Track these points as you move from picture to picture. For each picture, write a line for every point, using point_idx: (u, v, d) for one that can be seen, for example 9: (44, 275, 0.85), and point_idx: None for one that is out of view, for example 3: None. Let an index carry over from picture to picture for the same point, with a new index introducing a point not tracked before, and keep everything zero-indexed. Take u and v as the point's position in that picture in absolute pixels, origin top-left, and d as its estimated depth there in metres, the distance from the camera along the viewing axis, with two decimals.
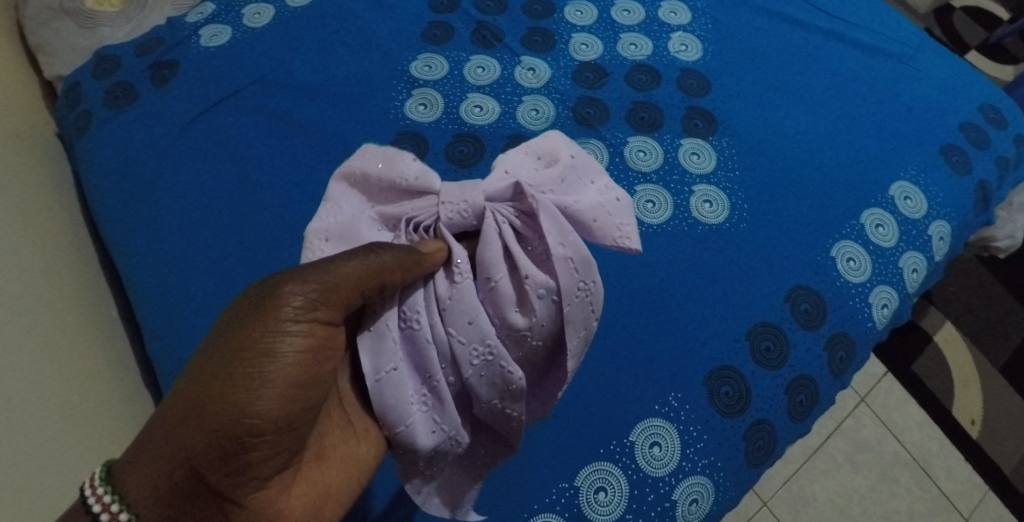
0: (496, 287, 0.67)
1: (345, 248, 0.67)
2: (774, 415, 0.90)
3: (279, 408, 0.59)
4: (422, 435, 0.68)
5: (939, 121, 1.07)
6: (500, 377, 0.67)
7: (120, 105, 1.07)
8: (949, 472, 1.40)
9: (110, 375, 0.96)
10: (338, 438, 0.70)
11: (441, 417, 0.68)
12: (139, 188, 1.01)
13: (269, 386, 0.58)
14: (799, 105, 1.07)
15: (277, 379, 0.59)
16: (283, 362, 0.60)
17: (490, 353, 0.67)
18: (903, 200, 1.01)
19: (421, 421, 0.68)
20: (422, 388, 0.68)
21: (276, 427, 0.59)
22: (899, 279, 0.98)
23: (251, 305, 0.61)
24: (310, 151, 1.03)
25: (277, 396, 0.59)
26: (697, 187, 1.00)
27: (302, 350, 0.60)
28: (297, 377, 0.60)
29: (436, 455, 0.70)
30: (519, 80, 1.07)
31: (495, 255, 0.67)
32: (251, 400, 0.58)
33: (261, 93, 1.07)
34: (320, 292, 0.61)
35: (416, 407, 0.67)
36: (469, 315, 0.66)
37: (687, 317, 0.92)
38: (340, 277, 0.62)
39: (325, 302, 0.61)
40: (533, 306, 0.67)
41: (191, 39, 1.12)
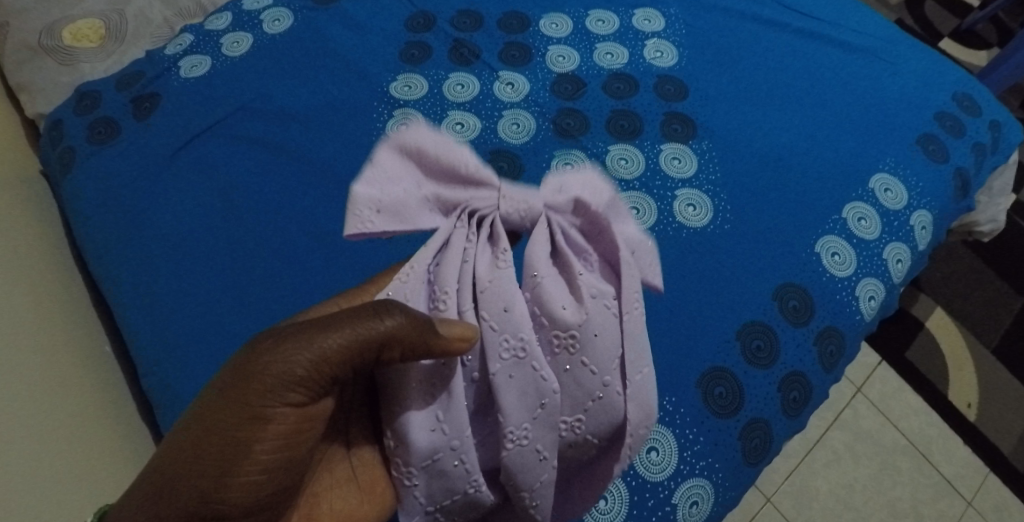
0: (540, 283, 0.70)
1: (397, 224, 0.69)
2: (769, 413, 0.91)
3: (254, 492, 0.66)
4: (418, 431, 0.70)
5: (914, 112, 1.09)
6: (530, 382, 0.69)
7: (104, 140, 1.08)
8: (949, 457, 1.41)
9: (109, 413, 0.97)
10: (334, 496, 0.77)
11: (447, 415, 0.69)
12: (128, 223, 1.02)
13: (238, 476, 0.64)
14: (776, 104, 1.08)
15: (254, 463, 0.65)
16: (258, 449, 0.65)
17: (521, 349, 0.68)
18: (883, 192, 1.02)
19: (424, 412, 0.70)
20: (435, 379, 0.70)
21: (242, 510, 0.66)
22: (884, 271, 1.00)
23: (235, 382, 0.65)
24: (295, 177, 1.04)
25: (243, 485, 0.65)
26: (680, 191, 1.01)
27: (279, 436, 0.66)
28: (274, 461, 0.66)
29: (432, 463, 0.71)
30: (498, 94, 1.08)
31: (543, 255, 0.70)
32: (219, 487, 0.64)
33: (243, 122, 1.08)
34: (298, 376, 0.65)
35: (424, 398, 0.70)
36: (504, 302, 0.68)
37: (678, 321, 0.92)
38: (319, 359, 0.65)
39: (303, 385, 0.65)
40: (585, 303, 0.69)
41: (171, 71, 1.12)
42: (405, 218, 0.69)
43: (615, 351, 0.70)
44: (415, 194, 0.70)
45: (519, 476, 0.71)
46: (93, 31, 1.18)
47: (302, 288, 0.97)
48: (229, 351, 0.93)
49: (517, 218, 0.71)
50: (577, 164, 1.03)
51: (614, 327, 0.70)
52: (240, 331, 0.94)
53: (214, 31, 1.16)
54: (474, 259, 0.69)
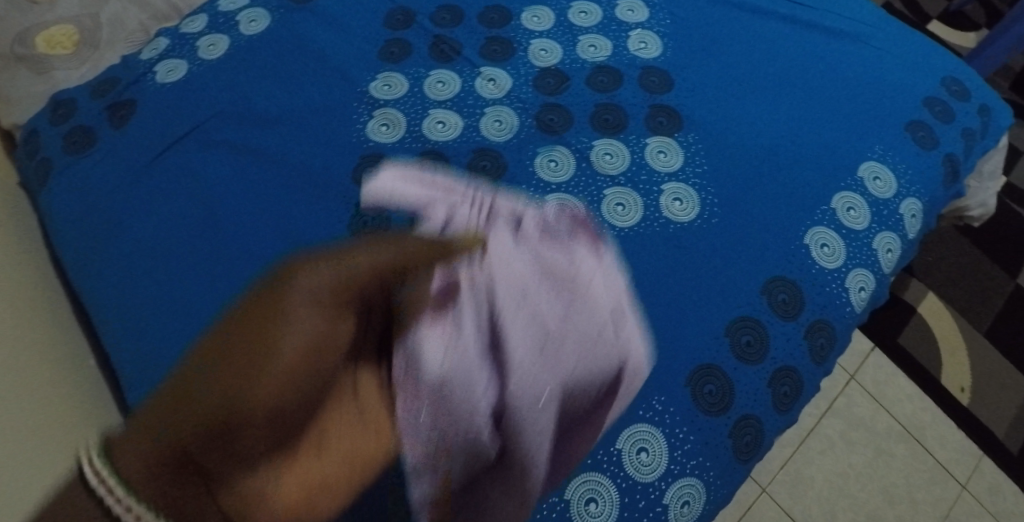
0: (536, 241, 0.73)
1: (411, 195, 0.81)
2: (759, 409, 0.90)
3: (288, 388, 0.59)
4: (427, 349, 0.66)
5: (902, 98, 1.07)
6: (536, 317, 0.69)
7: (81, 150, 1.06)
8: (943, 442, 1.41)
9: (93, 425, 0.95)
10: (344, 429, 0.63)
11: (456, 339, 0.67)
12: (107, 233, 1.00)
13: (269, 373, 0.59)
14: (762, 94, 1.07)
15: (284, 367, 0.59)
16: (290, 350, 0.60)
17: (523, 289, 0.69)
18: (872, 180, 1.01)
19: (434, 333, 0.66)
20: (445, 306, 0.67)
21: (269, 419, 0.58)
22: (874, 261, 0.98)
23: (268, 296, 0.63)
24: (275, 181, 1.02)
25: (277, 381, 0.59)
26: (667, 185, 0.99)
27: (317, 324, 0.62)
28: (307, 351, 0.61)
29: (440, 387, 0.66)
30: (480, 91, 1.07)
31: (533, 228, 0.75)
32: (252, 385, 0.58)
33: (221, 126, 1.06)
34: (331, 282, 0.65)
35: (432, 315, 0.67)
36: (506, 258, 0.70)
37: (666, 318, 0.91)
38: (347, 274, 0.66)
39: (332, 292, 0.64)
40: (579, 255, 0.73)
41: (147, 77, 1.10)
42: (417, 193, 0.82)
43: (609, 303, 0.72)
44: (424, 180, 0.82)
45: (520, 417, 0.67)
46: (67, 37, 1.17)
47: None
48: None
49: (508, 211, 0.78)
50: (561, 160, 1.01)
51: (604, 281, 0.73)
52: None
53: (189, 34, 1.14)
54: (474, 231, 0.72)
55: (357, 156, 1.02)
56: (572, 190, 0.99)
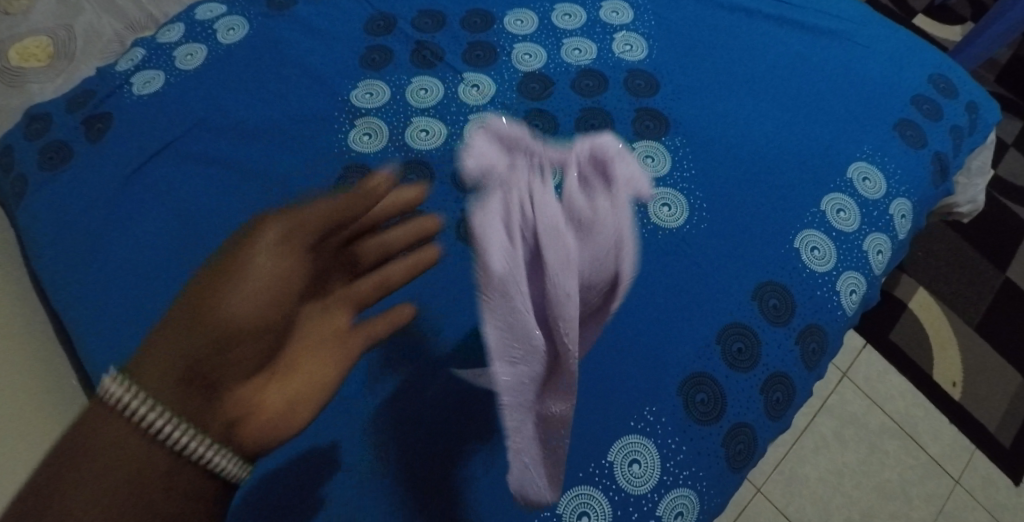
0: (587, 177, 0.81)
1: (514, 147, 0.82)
2: (751, 416, 0.89)
3: (259, 315, 0.62)
4: (494, 252, 0.68)
5: (890, 97, 1.06)
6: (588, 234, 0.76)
7: (57, 165, 1.04)
8: (935, 437, 1.41)
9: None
10: (316, 350, 0.65)
11: (518, 255, 0.69)
12: (86, 251, 0.98)
13: (253, 281, 0.63)
14: (749, 95, 1.06)
15: (258, 284, 0.63)
16: (261, 263, 0.64)
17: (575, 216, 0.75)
18: (861, 181, 1.00)
19: (499, 252, 0.68)
20: (511, 226, 0.70)
21: (256, 328, 0.62)
22: (864, 263, 0.98)
23: (227, 253, 0.64)
24: (256, 194, 1.00)
25: (257, 296, 0.62)
26: (655, 191, 0.98)
27: (276, 269, 0.64)
28: (271, 290, 0.63)
29: (510, 286, 0.68)
30: (463, 98, 1.05)
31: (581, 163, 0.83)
32: (227, 304, 0.61)
33: (201, 138, 1.04)
34: (291, 225, 0.68)
35: (500, 245, 0.69)
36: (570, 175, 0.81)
37: (656, 327, 0.90)
38: (304, 218, 0.69)
39: (297, 228, 0.68)
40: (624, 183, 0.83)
41: (123, 89, 1.08)
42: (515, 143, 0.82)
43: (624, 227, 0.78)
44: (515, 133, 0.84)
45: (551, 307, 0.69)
46: (40, 49, 1.16)
47: None
48: None
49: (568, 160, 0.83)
50: None
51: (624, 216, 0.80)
52: None
53: (166, 44, 1.12)
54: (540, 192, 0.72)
55: (339, 167, 1.01)
56: None
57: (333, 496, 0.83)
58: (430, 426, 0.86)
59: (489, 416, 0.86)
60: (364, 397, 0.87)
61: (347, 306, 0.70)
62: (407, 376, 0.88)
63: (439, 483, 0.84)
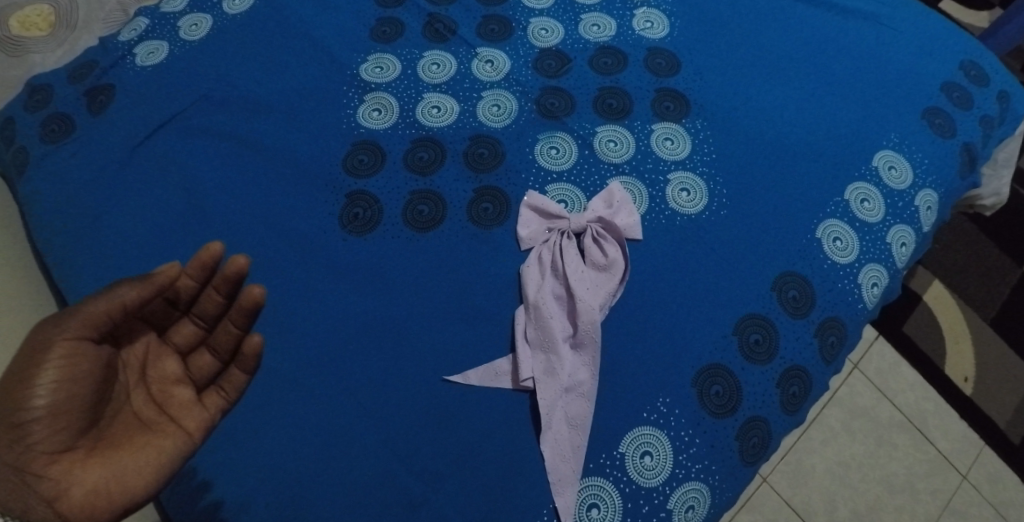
0: (599, 224, 0.90)
1: (543, 221, 0.91)
2: (767, 410, 0.87)
3: (56, 400, 0.65)
4: (546, 381, 0.84)
5: (919, 83, 1.03)
6: (595, 271, 0.88)
7: (58, 138, 1.00)
8: (945, 432, 1.38)
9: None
10: (136, 431, 0.69)
11: (560, 360, 0.84)
12: (88, 226, 0.95)
13: (46, 377, 0.65)
14: (773, 78, 1.02)
15: (55, 375, 0.65)
16: (58, 355, 0.66)
17: (586, 320, 0.85)
18: (887, 170, 0.97)
19: (542, 367, 0.84)
20: (539, 333, 0.85)
21: (58, 417, 0.65)
22: (888, 255, 0.94)
23: (26, 344, 0.67)
24: (261, 170, 0.97)
25: (53, 384, 0.65)
26: (673, 175, 0.95)
27: (67, 353, 0.66)
28: (66, 375, 0.66)
29: (558, 391, 0.84)
30: (477, 74, 1.02)
31: (588, 217, 0.90)
32: (30, 396, 0.64)
33: (206, 111, 1.01)
34: (88, 313, 0.67)
35: (542, 356, 0.85)
36: (575, 226, 0.90)
37: (671, 317, 0.88)
38: (87, 312, 0.67)
39: (91, 318, 0.67)
40: (623, 228, 0.90)
41: (126, 60, 1.04)
42: (546, 216, 0.91)
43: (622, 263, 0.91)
44: (542, 233, 0.91)
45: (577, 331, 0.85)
46: (42, 18, 1.13)
47: (275, 293, 0.90)
48: None
49: (581, 221, 0.90)
50: (562, 147, 0.96)
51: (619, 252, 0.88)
52: None
53: (170, 14, 1.08)
54: (561, 248, 0.89)
55: (347, 143, 0.97)
56: (574, 179, 0.94)
57: (338, 477, 0.82)
58: (437, 411, 0.84)
59: (497, 404, 0.84)
60: (372, 382, 0.86)
61: (172, 382, 0.73)
62: (415, 360, 0.86)
63: (445, 471, 0.82)
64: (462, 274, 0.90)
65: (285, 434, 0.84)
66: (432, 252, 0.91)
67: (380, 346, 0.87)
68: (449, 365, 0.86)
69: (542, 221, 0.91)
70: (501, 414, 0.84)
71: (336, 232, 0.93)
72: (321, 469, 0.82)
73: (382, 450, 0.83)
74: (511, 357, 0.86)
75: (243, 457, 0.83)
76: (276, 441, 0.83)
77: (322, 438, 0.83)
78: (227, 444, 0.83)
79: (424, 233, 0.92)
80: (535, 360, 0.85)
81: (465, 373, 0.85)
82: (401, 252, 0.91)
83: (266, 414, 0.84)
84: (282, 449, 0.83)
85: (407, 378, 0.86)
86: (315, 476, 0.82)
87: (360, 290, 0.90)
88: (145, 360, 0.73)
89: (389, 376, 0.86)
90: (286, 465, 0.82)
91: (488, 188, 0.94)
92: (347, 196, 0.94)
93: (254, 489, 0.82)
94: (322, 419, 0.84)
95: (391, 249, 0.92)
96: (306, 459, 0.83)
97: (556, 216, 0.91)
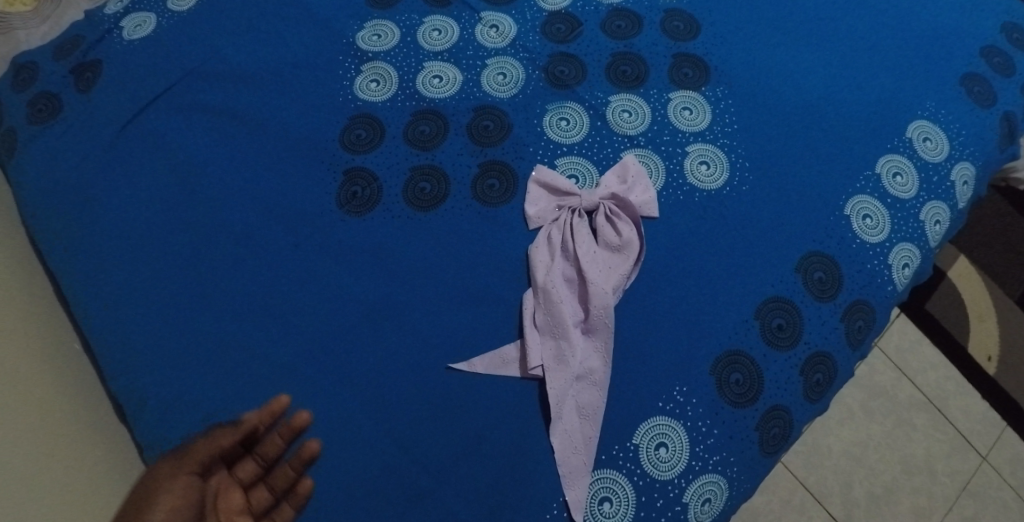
0: (613, 202, 0.84)
1: (551, 197, 0.85)
2: (790, 399, 0.82)
3: None
4: (553, 367, 0.79)
5: (956, 48, 0.95)
6: (611, 254, 0.82)
7: (45, 119, 0.95)
8: (966, 412, 1.27)
9: (81, 423, 0.87)
10: None
11: (570, 346, 0.79)
12: (76, 209, 0.90)
13: (161, 506, 0.65)
14: (800, 43, 0.95)
15: (170, 506, 0.65)
16: (175, 488, 0.66)
17: (598, 305, 0.79)
18: (922, 142, 0.90)
19: (551, 353, 0.79)
20: (548, 318, 0.80)
21: None
22: (921, 233, 0.88)
23: (136, 488, 0.67)
24: (255, 146, 0.91)
25: (168, 514, 0.65)
26: (692, 147, 0.88)
27: (180, 487, 0.66)
28: (179, 506, 0.65)
29: (568, 379, 0.79)
30: (481, 40, 0.95)
31: (601, 194, 0.85)
32: None
33: (197, 86, 0.95)
34: (196, 453, 0.69)
35: (551, 341, 0.80)
36: (588, 205, 0.85)
37: (688, 301, 0.82)
38: (196, 451, 0.69)
39: (199, 458, 0.69)
40: (638, 204, 0.84)
41: (113, 34, 0.98)
42: (556, 192, 0.85)
43: None
44: (550, 210, 0.85)
45: (590, 316, 0.80)
46: None
47: (270, 277, 0.85)
48: (193, 349, 0.83)
49: (594, 199, 0.85)
50: (572, 119, 0.90)
51: (635, 233, 0.83)
52: (202, 326, 0.84)
53: None
54: (573, 229, 0.83)
55: (345, 117, 0.92)
56: (585, 152, 0.88)
57: (338, 468, 0.78)
58: (440, 399, 0.80)
59: (505, 393, 0.80)
60: (373, 371, 0.81)
61: (237, 514, 0.70)
62: (417, 345, 0.82)
63: (449, 462, 0.78)
64: (468, 255, 0.85)
65: None
66: (436, 231, 0.86)
67: (381, 331, 0.82)
68: (453, 351, 0.81)
69: (550, 195, 0.86)
70: (508, 402, 0.80)
71: (334, 213, 0.87)
72: (316, 462, 0.78)
73: (383, 441, 0.79)
74: (519, 342, 0.81)
75: None
76: None
77: (319, 428, 0.79)
78: None
79: (426, 212, 0.87)
80: (544, 346, 0.80)
81: (470, 361, 0.81)
82: (403, 232, 0.86)
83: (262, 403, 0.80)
84: None
85: (409, 367, 0.81)
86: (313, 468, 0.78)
87: (359, 271, 0.85)
88: (216, 492, 0.70)
89: (390, 365, 0.81)
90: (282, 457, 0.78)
91: (493, 162, 0.88)
92: (344, 173, 0.89)
93: None
94: (320, 408, 0.80)
95: (392, 228, 0.86)
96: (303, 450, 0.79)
97: (565, 192, 0.85)
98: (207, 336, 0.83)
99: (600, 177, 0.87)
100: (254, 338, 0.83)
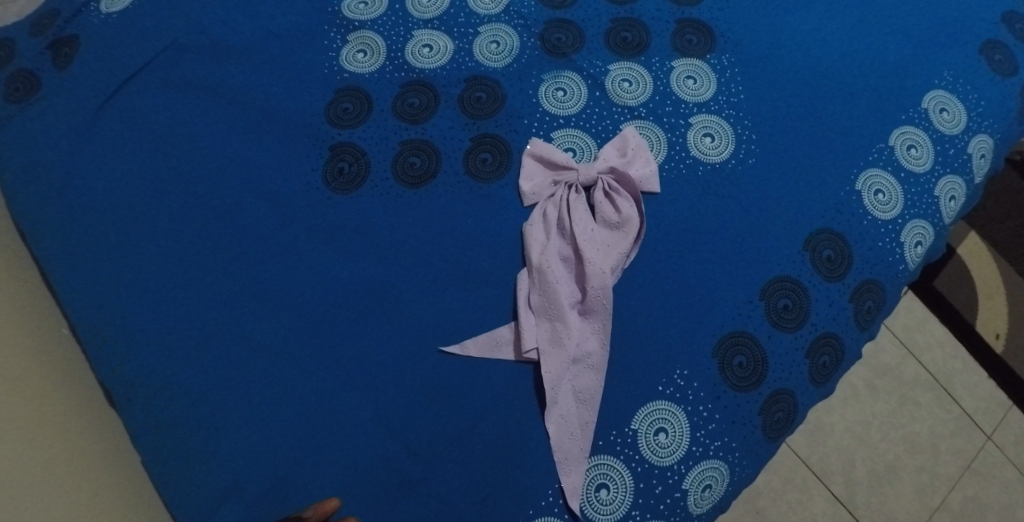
0: (612, 176, 0.80)
1: (547, 172, 0.82)
2: (795, 382, 0.79)
3: None
4: (550, 351, 0.76)
5: (975, 14, 0.90)
6: (609, 231, 0.79)
7: (22, 97, 0.90)
8: (972, 390, 1.24)
9: (70, 409, 0.84)
10: None
11: (567, 328, 0.76)
12: (56, 192, 0.86)
13: None
14: (811, 9, 0.90)
15: None
16: None
17: (596, 285, 0.76)
18: (937, 113, 0.86)
19: (547, 335, 0.76)
20: (544, 300, 0.77)
21: None
22: (935, 209, 0.84)
23: None
24: (240, 122, 0.87)
25: None
26: (695, 118, 0.84)
27: None
28: None
29: (564, 363, 0.76)
30: (473, 6, 0.90)
31: (599, 169, 0.81)
32: None
33: (179, 60, 0.90)
34: None
35: (547, 323, 0.77)
36: (586, 180, 0.81)
37: (690, 281, 0.79)
38: None
39: None
40: (637, 178, 0.81)
41: (89, 7, 0.93)
42: (552, 166, 0.81)
43: None
44: (545, 185, 0.81)
45: (588, 296, 0.77)
46: None
47: (255, 258, 0.82)
48: (177, 337, 0.79)
49: (592, 174, 0.81)
50: (570, 89, 0.86)
51: (634, 210, 0.79)
52: (185, 311, 0.80)
53: None
54: (570, 206, 0.80)
55: (332, 89, 0.87)
56: (583, 124, 0.84)
57: (325, 455, 0.75)
58: (432, 385, 0.77)
59: (498, 378, 0.77)
60: (362, 357, 0.78)
61: None
62: (408, 329, 0.78)
63: (442, 450, 0.75)
64: (461, 233, 0.81)
65: (269, 411, 0.77)
66: (428, 209, 0.82)
67: (370, 315, 0.79)
68: (445, 333, 0.78)
69: (546, 171, 0.82)
70: (501, 387, 0.76)
71: (322, 190, 0.83)
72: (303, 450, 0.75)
73: (371, 427, 0.76)
74: (513, 324, 0.78)
75: (225, 435, 0.76)
76: (259, 421, 0.76)
77: (306, 414, 0.76)
78: (210, 422, 0.77)
79: (417, 188, 0.83)
80: (540, 328, 0.76)
81: (463, 343, 0.77)
82: (394, 210, 0.82)
83: (249, 389, 0.77)
84: (264, 429, 0.76)
85: (400, 352, 0.78)
86: (300, 454, 0.75)
87: (348, 252, 0.81)
88: None
89: (380, 350, 0.78)
90: (269, 445, 0.76)
91: (487, 135, 0.84)
92: (332, 147, 0.85)
93: (235, 468, 0.75)
94: (307, 393, 0.77)
95: (382, 205, 0.82)
96: (288, 437, 0.76)
97: (563, 167, 0.81)
98: (192, 322, 0.80)
99: (599, 149, 0.83)
100: (238, 322, 0.79)
